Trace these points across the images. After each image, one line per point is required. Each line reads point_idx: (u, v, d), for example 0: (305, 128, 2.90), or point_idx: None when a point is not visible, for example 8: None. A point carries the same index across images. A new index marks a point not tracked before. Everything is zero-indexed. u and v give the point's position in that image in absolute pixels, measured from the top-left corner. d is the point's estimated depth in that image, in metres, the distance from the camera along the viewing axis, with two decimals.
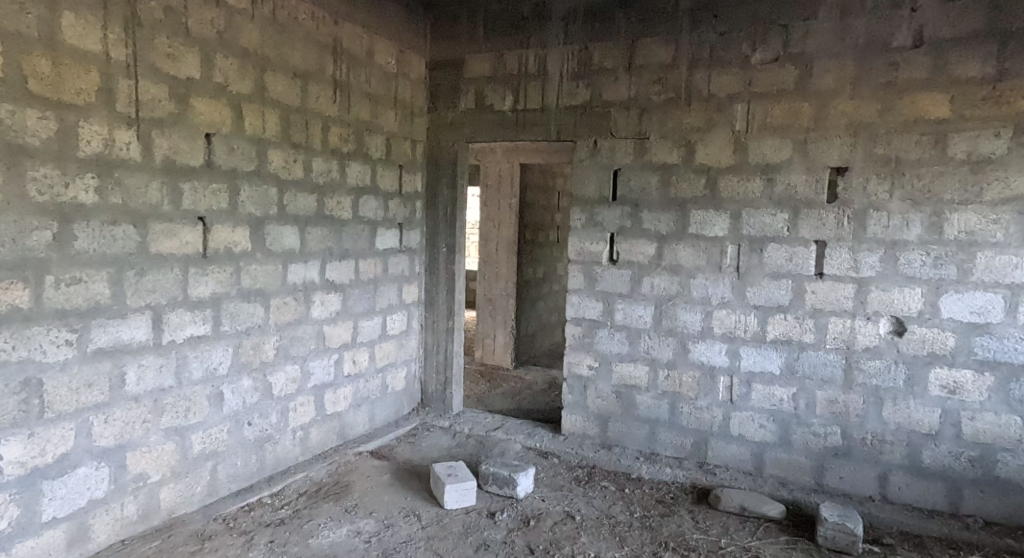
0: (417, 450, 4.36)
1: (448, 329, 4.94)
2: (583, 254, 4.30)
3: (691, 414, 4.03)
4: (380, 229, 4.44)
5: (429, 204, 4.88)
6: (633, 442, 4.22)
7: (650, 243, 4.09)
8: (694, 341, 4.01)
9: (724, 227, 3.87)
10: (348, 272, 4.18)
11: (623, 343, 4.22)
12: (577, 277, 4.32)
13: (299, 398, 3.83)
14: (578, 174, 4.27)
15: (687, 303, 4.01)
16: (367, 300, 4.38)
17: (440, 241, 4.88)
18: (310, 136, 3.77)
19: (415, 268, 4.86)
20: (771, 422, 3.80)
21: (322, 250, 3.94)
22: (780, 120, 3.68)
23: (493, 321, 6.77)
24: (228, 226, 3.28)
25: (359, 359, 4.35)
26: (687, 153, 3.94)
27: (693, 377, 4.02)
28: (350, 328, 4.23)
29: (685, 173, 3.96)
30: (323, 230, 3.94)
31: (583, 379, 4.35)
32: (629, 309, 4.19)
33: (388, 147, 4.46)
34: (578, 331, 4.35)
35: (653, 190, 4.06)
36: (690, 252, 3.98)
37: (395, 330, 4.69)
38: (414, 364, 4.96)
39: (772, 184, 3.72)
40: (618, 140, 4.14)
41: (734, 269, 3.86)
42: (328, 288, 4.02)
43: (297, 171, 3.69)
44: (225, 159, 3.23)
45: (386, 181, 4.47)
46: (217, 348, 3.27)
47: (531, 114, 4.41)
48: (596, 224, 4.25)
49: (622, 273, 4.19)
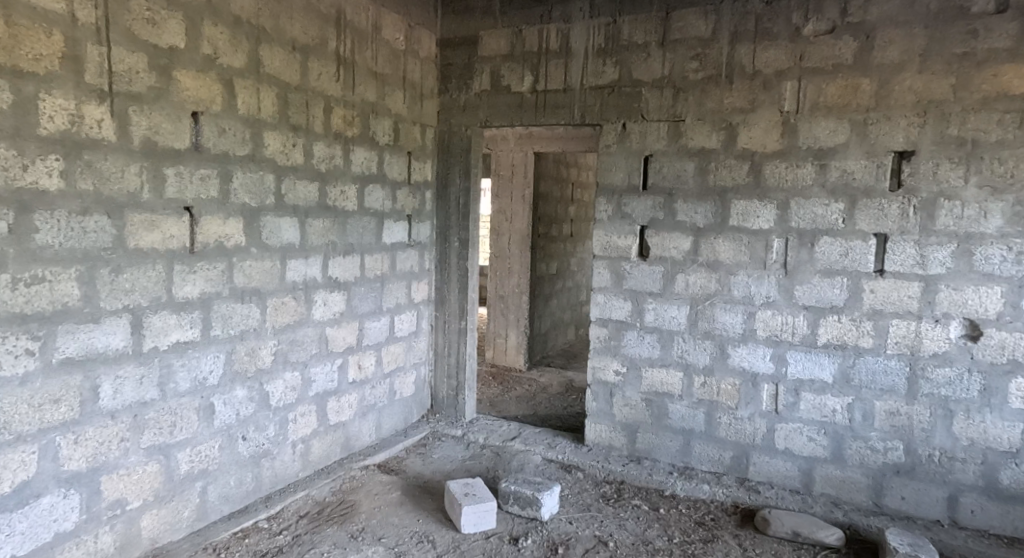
0: (428, 464, 4.00)
1: (460, 331, 4.58)
2: (610, 249, 3.93)
3: (731, 425, 3.68)
4: (387, 221, 4.08)
5: (440, 194, 4.52)
6: (665, 454, 3.87)
7: (685, 237, 3.72)
8: (734, 344, 3.65)
9: (769, 218, 3.51)
10: (353, 269, 3.81)
11: (654, 347, 3.86)
12: (603, 274, 3.95)
13: (299, 408, 3.47)
14: (604, 162, 3.90)
15: (727, 303, 3.65)
16: (373, 300, 4.01)
17: (452, 235, 4.52)
18: (312, 118, 3.41)
19: (425, 264, 4.50)
20: (821, 435, 3.45)
21: (324, 245, 3.58)
22: (835, 99, 3.31)
23: (504, 320, 6.41)
24: (219, 218, 2.91)
25: (365, 364, 3.99)
26: (728, 137, 3.57)
27: (733, 384, 3.66)
28: (355, 330, 3.87)
29: (726, 160, 3.59)
30: (326, 222, 3.58)
31: (609, 385, 4.00)
32: (661, 310, 3.82)
33: (396, 132, 4.09)
34: (603, 333, 3.99)
35: (689, 178, 3.69)
36: (731, 247, 3.62)
37: (404, 331, 4.33)
38: (424, 368, 4.60)
39: (825, 171, 3.36)
40: (649, 123, 3.77)
41: (781, 266, 3.50)
42: (332, 287, 3.66)
43: (297, 156, 3.33)
44: (215, 142, 2.86)
45: (394, 168, 4.10)
46: (206, 355, 2.90)
47: (553, 95, 4.04)
48: (624, 216, 3.88)
49: (653, 270, 3.82)
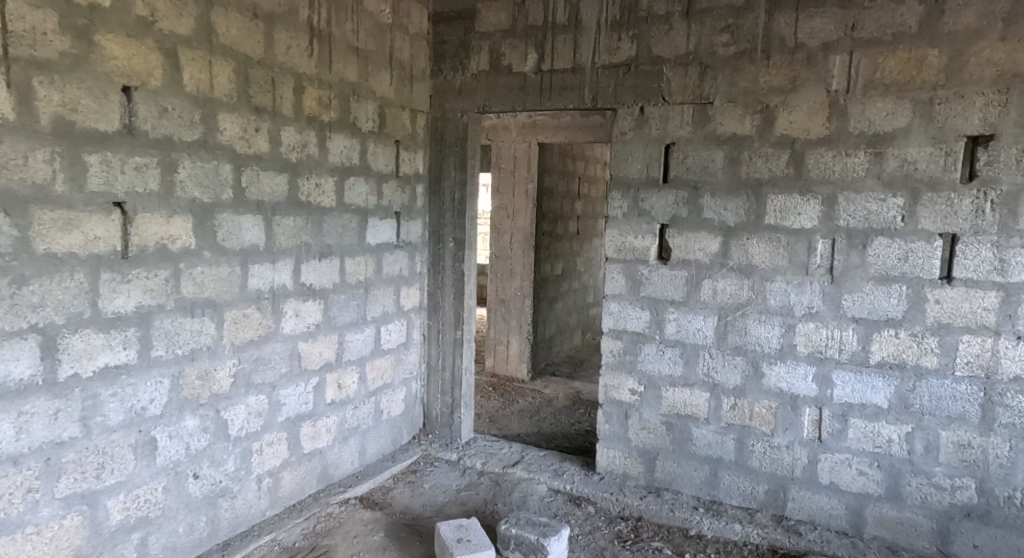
0: (417, 496, 3.53)
1: (455, 342, 4.10)
2: (625, 250, 3.47)
3: (765, 454, 3.21)
4: (371, 219, 3.60)
5: (433, 189, 4.04)
6: (689, 485, 3.41)
7: (713, 237, 3.26)
8: (771, 361, 3.18)
9: (812, 216, 3.03)
10: (332, 274, 3.33)
11: (676, 363, 3.41)
12: (618, 279, 3.50)
13: (265, 437, 2.99)
14: (619, 152, 3.44)
15: (762, 315, 3.18)
16: (356, 308, 3.54)
17: (446, 234, 4.04)
18: (279, 100, 2.93)
19: (417, 267, 4.02)
20: (874, 469, 2.97)
21: (295, 247, 3.09)
22: (894, 74, 2.81)
23: (505, 325, 5.92)
24: (160, 216, 2.43)
25: (346, 383, 3.51)
26: (764, 122, 3.09)
27: (768, 407, 3.20)
28: (334, 344, 3.39)
29: (761, 148, 3.11)
30: (299, 222, 3.11)
31: (624, 405, 3.55)
32: (684, 321, 3.37)
33: (381, 118, 3.61)
34: (617, 347, 3.54)
35: (718, 170, 3.22)
36: (767, 250, 3.15)
37: (392, 342, 3.86)
38: (415, 383, 4.13)
39: (881, 160, 2.86)
40: (672, 106, 3.30)
41: (827, 271, 3.03)
42: (306, 295, 3.17)
43: (261, 143, 2.84)
44: (154, 124, 2.37)
45: (380, 159, 3.62)
46: (143, 382, 2.41)
47: (561, 76, 3.57)
48: (641, 213, 3.42)
49: (675, 275, 3.37)
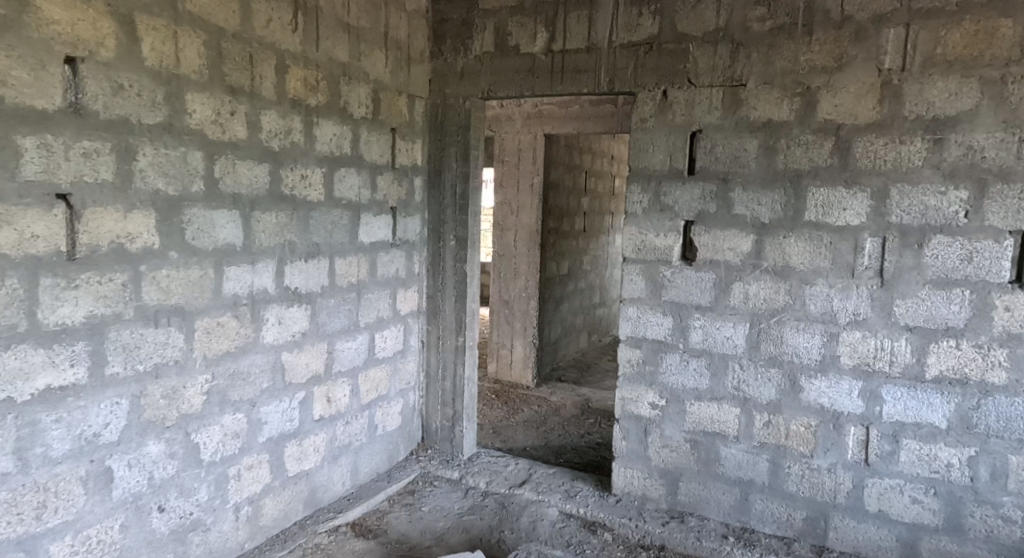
0: (415, 521, 3.20)
1: (456, 349, 3.77)
2: (645, 249, 3.15)
3: (804, 477, 2.89)
4: (364, 215, 3.27)
5: (433, 182, 3.71)
6: (716, 510, 3.09)
7: (746, 236, 2.94)
8: (810, 375, 2.85)
9: (859, 211, 2.70)
10: (319, 277, 3.00)
11: (701, 375, 3.09)
12: (637, 282, 3.18)
13: (243, 461, 2.66)
14: (639, 140, 3.12)
15: (800, 323, 2.86)
16: (347, 314, 3.21)
17: (447, 232, 3.71)
18: (260, 79, 2.59)
19: (414, 267, 3.69)
20: (930, 496, 2.67)
21: (278, 247, 2.76)
22: (958, 50, 2.50)
23: (509, 328, 5.59)
24: (115, 211, 2.09)
25: (336, 396, 3.19)
26: (805, 106, 2.76)
27: (807, 425, 2.87)
28: (322, 354, 3.06)
29: (801, 136, 2.78)
30: (283, 218, 2.77)
31: (644, 420, 3.23)
32: (712, 328, 3.04)
33: (375, 103, 3.27)
34: (636, 356, 3.22)
35: (751, 161, 2.89)
36: (806, 250, 2.82)
37: (387, 350, 3.53)
38: (413, 394, 3.80)
39: (941, 148, 2.54)
40: (698, 90, 2.97)
41: (875, 274, 2.70)
42: (289, 300, 2.85)
43: (237, 128, 2.50)
44: (105, 102, 2.03)
45: (373, 149, 3.29)
46: (95, 405, 2.07)
47: (574, 57, 3.24)
48: (663, 208, 3.10)
49: (701, 278, 3.05)
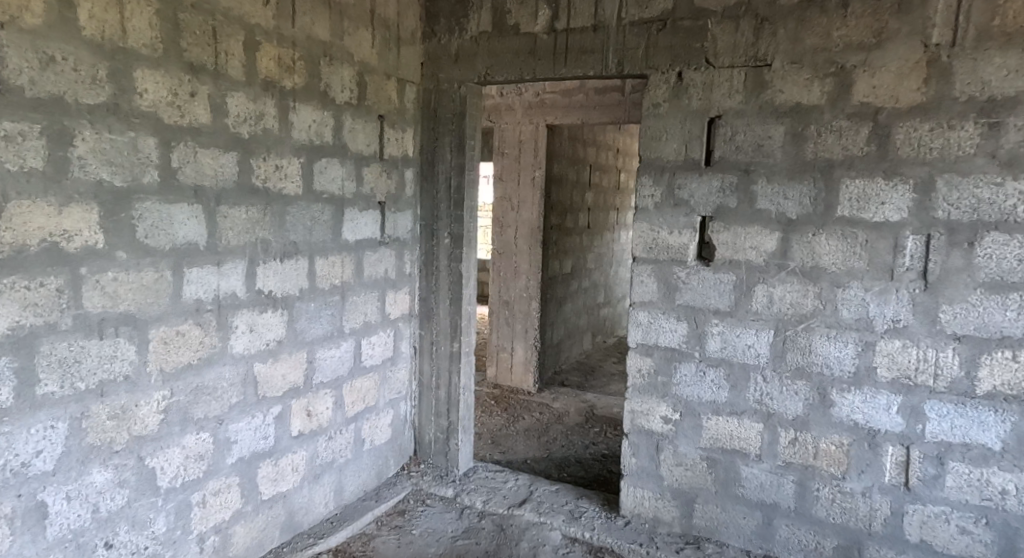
0: (404, 546, 2.92)
1: (451, 356, 3.48)
2: (657, 248, 2.88)
3: (834, 501, 2.61)
4: (348, 211, 2.98)
5: (425, 175, 3.42)
6: (736, 536, 2.82)
7: (770, 234, 2.66)
8: (842, 388, 2.57)
9: (901, 206, 2.41)
10: (298, 279, 2.72)
11: (719, 387, 2.82)
12: (648, 284, 2.91)
13: (209, 486, 2.38)
14: (651, 128, 2.84)
15: (830, 331, 2.58)
16: (329, 320, 2.93)
17: (441, 228, 3.42)
18: (226, 57, 2.30)
19: (406, 267, 3.41)
20: (980, 527, 2.39)
21: (248, 246, 2.47)
22: (1018, 20, 2.20)
23: (509, 331, 5.31)
24: (46, 205, 1.82)
25: (318, 409, 2.91)
26: (838, 88, 2.47)
27: (839, 444, 2.59)
28: (302, 364, 2.79)
29: (833, 121, 2.49)
30: (254, 214, 2.49)
31: (656, 435, 2.96)
32: (731, 335, 2.77)
33: (360, 88, 2.98)
34: (647, 365, 2.95)
35: (777, 150, 2.61)
36: (838, 249, 2.54)
37: (375, 357, 3.25)
38: (404, 404, 3.52)
39: (997, 133, 2.25)
40: (717, 71, 2.69)
41: (918, 276, 2.41)
42: (262, 305, 2.56)
43: (198, 111, 2.21)
44: (29, 77, 1.76)
45: (359, 137, 3.01)
46: (24, 430, 1.81)
47: (579, 36, 2.95)
48: (677, 203, 2.83)
49: (719, 280, 2.77)
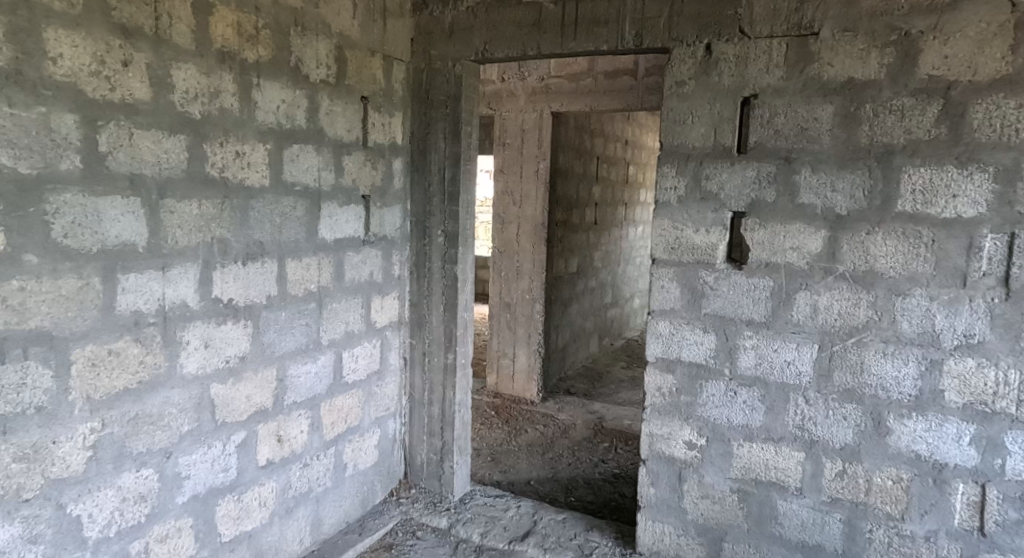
0: None
1: (445, 369, 3.10)
2: (681, 249, 2.50)
3: (891, 546, 2.24)
4: (326, 205, 2.60)
5: (416, 165, 3.04)
6: None
7: (815, 232, 2.27)
8: (901, 414, 2.19)
9: (978, 200, 2.03)
10: (265, 286, 2.35)
11: (753, 410, 2.44)
12: (670, 290, 2.53)
13: (153, 532, 2.01)
14: (673, 110, 2.46)
15: (887, 347, 2.19)
16: (304, 331, 2.55)
17: (434, 225, 3.04)
18: (169, 20, 1.92)
19: (394, 269, 3.03)
20: None
21: (202, 246, 2.09)
22: None
23: (511, 335, 4.93)
24: None
25: (291, 434, 2.53)
26: (901, 59, 2.09)
27: (897, 479, 2.21)
28: (270, 384, 2.41)
29: (893, 100, 2.11)
30: (209, 208, 2.11)
31: (678, 463, 2.59)
32: (768, 350, 2.39)
33: (339, 64, 2.60)
34: (668, 383, 2.58)
35: (824, 134, 2.23)
36: (899, 251, 2.15)
37: (359, 371, 2.88)
38: (393, 422, 3.15)
39: None
40: (753, 42, 2.31)
41: (998, 283, 2.04)
42: (221, 317, 2.19)
43: (134, 85, 1.84)
44: None
45: (339, 121, 2.63)
46: None
47: (590, 5, 2.57)
48: (705, 196, 2.45)
49: (753, 286, 2.39)
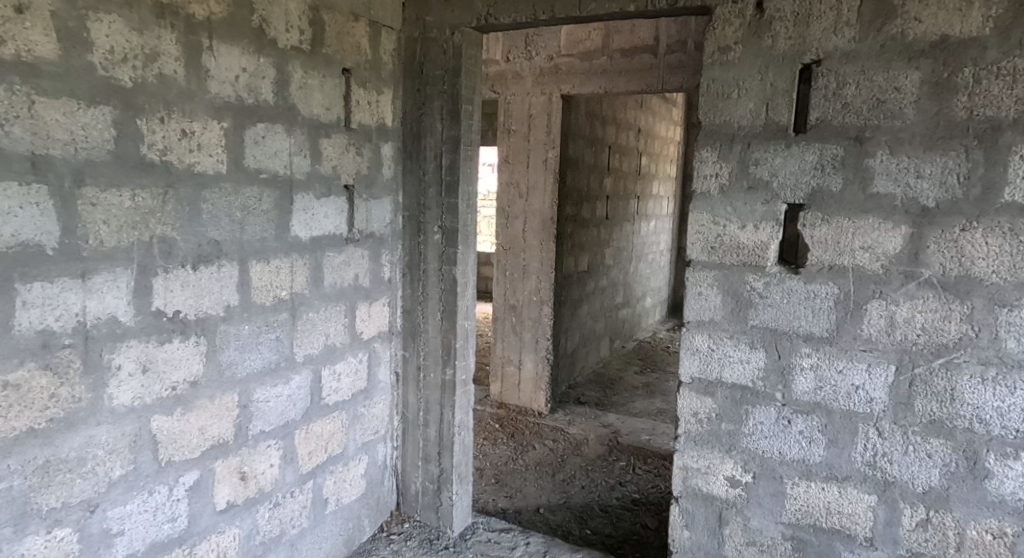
0: None
1: (443, 387, 2.69)
2: (723, 249, 2.08)
3: None
4: (300, 197, 2.19)
5: (409, 151, 2.62)
6: None
7: (894, 229, 1.86)
8: (1005, 454, 1.79)
9: None
10: (223, 295, 1.94)
11: (812, 443, 2.02)
12: (709, 298, 2.11)
13: None
14: (716, 81, 2.03)
15: (988, 372, 1.79)
16: (273, 347, 2.14)
17: (429, 220, 2.62)
18: None
19: (383, 272, 2.61)
20: None
21: (137, 247, 1.68)
22: None
23: (516, 340, 4.51)
24: None
25: (258, 470, 2.12)
26: (1013, 10, 1.68)
27: (998, 533, 1.81)
28: (232, 412, 2.00)
29: (1001, 61, 1.71)
30: (145, 201, 1.69)
31: (718, 502, 2.18)
32: (831, 372, 1.97)
33: (315, 28, 2.19)
34: (707, 408, 2.16)
35: (907, 107, 1.81)
36: (1006, 254, 1.75)
37: (342, 391, 2.47)
38: (383, 446, 2.74)
39: None
40: None
41: None
42: (165, 334, 1.77)
43: (36, 40, 1.45)
44: None
45: (316, 96, 2.22)
46: None
47: None
48: (753, 185, 2.02)
49: (814, 294, 1.97)
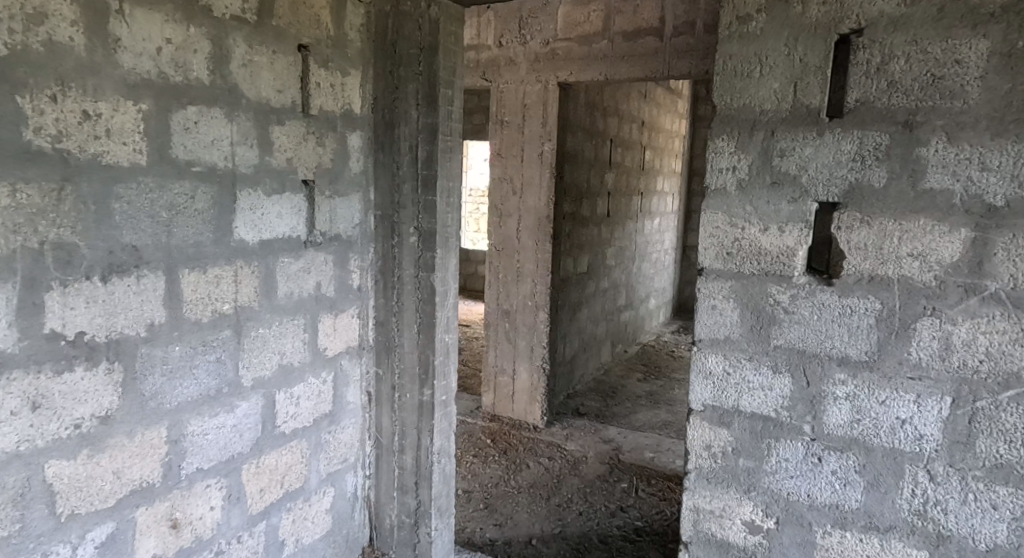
0: None
1: (421, 409, 2.37)
2: (742, 255, 1.76)
3: None
4: (245, 195, 1.86)
5: (381, 141, 2.30)
6: None
7: (952, 233, 1.53)
8: None
9: None
10: (144, 312, 1.62)
11: (849, 486, 1.70)
12: (726, 312, 1.79)
13: None
14: (735, 57, 1.71)
15: None
16: (213, 371, 1.82)
17: (404, 220, 2.30)
18: None
19: (352, 279, 2.29)
20: None
21: (17, 258, 1.38)
22: None
23: (510, 348, 4.19)
24: None
25: (194, 515, 1.80)
26: None
27: None
28: (159, 450, 1.69)
29: None
30: (31, 198, 1.39)
31: (735, 551, 1.85)
32: (873, 403, 1.65)
33: None
34: (722, 442, 1.83)
35: (970, 85, 1.49)
36: None
37: (301, 417, 2.14)
38: (352, 476, 2.42)
39: None
40: None
41: None
42: (63, 362, 1.46)
43: None
44: None
45: (266, 76, 1.90)
46: None
47: None
48: (778, 180, 1.70)
49: (852, 309, 1.64)
